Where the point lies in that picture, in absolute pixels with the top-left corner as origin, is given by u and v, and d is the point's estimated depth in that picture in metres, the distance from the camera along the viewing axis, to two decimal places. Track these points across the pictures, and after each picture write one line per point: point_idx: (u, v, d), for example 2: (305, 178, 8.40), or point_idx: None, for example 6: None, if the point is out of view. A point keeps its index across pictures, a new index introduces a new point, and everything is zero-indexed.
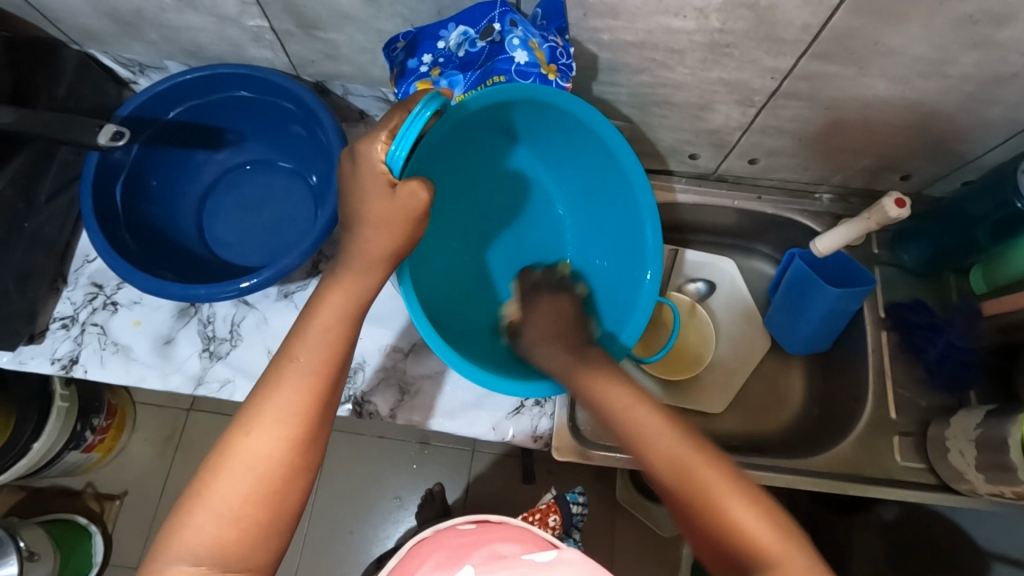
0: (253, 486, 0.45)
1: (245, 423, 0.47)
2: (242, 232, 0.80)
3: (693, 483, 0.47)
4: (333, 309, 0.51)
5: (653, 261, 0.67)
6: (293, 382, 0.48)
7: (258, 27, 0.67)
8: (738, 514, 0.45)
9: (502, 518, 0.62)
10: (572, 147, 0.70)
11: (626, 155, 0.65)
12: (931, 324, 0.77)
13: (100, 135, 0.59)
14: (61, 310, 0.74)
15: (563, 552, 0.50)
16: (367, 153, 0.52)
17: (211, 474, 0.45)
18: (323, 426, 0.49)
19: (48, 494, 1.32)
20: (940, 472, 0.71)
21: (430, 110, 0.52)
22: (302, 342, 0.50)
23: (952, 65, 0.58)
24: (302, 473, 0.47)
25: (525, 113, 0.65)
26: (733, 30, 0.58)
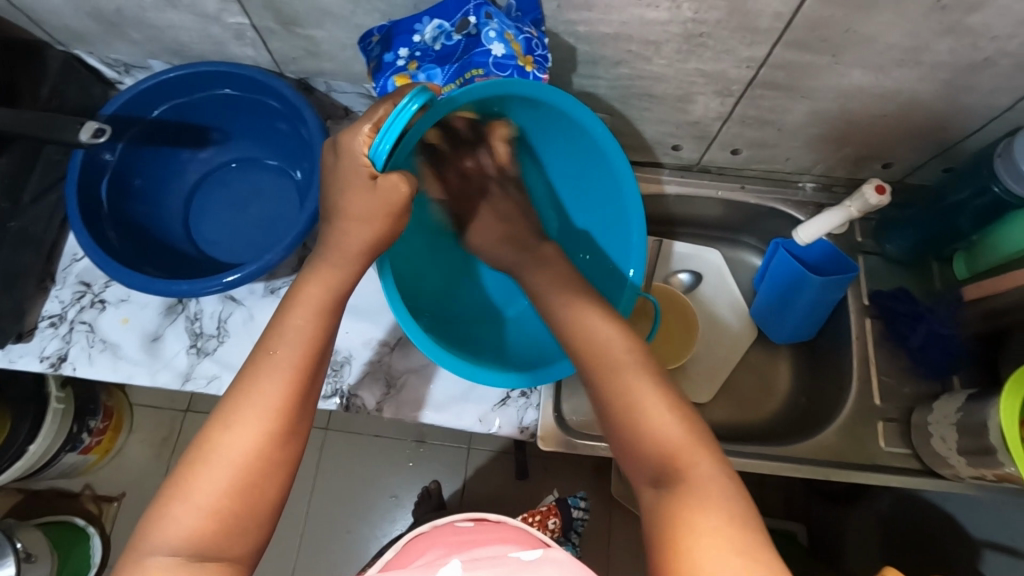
0: (231, 478, 0.45)
1: (224, 415, 0.47)
2: (228, 230, 0.81)
3: (630, 404, 0.48)
4: (310, 303, 0.52)
5: (637, 256, 0.69)
6: (271, 375, 0.49)
7: (238, 24, 0.68)
8: (654, 408, 0.47)
9: (500, 517, 0.62)
10: (562, 144, 0.70)
11: (618, 156, 0.66)
12: (915, 312, 0.77)
13: (82, 132, 0.59)
14: (50, 308, 0.75)
15: (551, 552, 0.48)
16: (350, 144, 0.52)
17: (189, 468, 0.45)
18: (302, 418, 0.49)
19: (46, 496, 1.33)
20: (925, 458, 0.71)
21: (417, 104, 0.51)
22: (280, 335, 0.50)
23: (926, 52, 0.59)
24: (282, 465, 0.47)
25: (514, 109, 0.65)
26: (707, 20, 0.58)
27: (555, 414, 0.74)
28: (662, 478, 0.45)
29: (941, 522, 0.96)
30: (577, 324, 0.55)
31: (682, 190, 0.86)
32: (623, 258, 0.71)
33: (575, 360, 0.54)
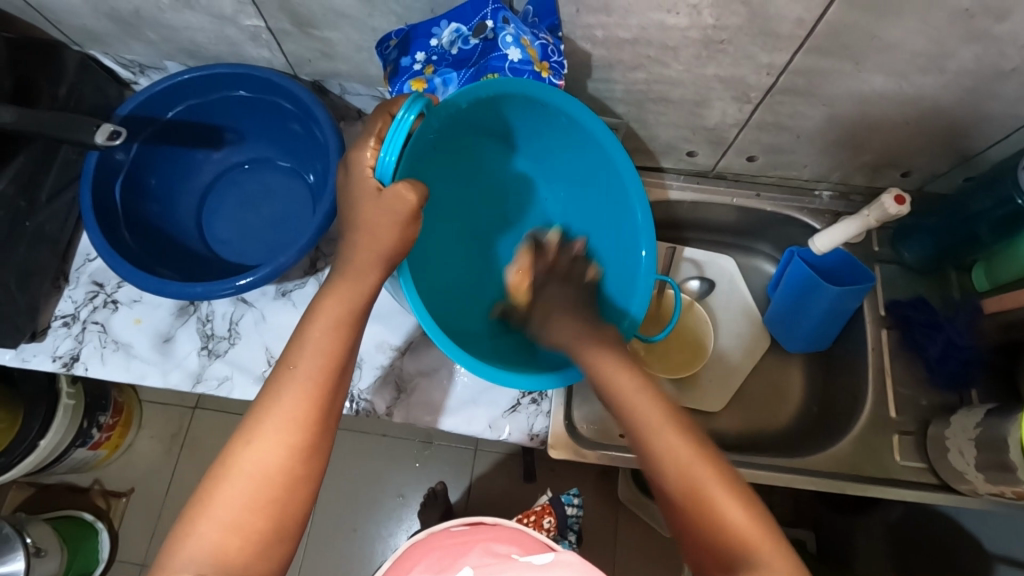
0: (253, 494, 0.45)
1: (247, 432, 0.47)
2: (240, 230, 0.81)
3: (681, 475, 0.48)
4: (330, 316, 0.51)
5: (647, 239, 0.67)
6: (291, 390, 0.48)
7: (254, 26, 0.68)
8: (723, 504, 0.47)
9: (496, 520, 0.62)
10: (564, 143, 0.70)
11: (617, 152, 0.66)
12: (932, 321, 0.75)
13: (98, 134, 0.60)
14: (62, 308, 0.75)
15: (562, 554, 0.48)
16: (358, 159, 0.54)
17: (214, 483, 0.46)
18: (326, 432, 0.49)
19: (56, 490, 1.34)
20: (940, 472, 0.70)
21: (413, 114, 0.53)
22: (300, 350, 0.50)
23: (950, 59, 0.58)
24: (303, 481, 0.47)
25: (513, 109, 0.65)
26: (727, 26, 0.57)
27: (566, 421, 0.74)
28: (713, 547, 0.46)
29: (954, 536, 0.95)
30: (635, 403, 0.52)
31: (696, 197, 0.85)
32: (634, 244, 0.69)
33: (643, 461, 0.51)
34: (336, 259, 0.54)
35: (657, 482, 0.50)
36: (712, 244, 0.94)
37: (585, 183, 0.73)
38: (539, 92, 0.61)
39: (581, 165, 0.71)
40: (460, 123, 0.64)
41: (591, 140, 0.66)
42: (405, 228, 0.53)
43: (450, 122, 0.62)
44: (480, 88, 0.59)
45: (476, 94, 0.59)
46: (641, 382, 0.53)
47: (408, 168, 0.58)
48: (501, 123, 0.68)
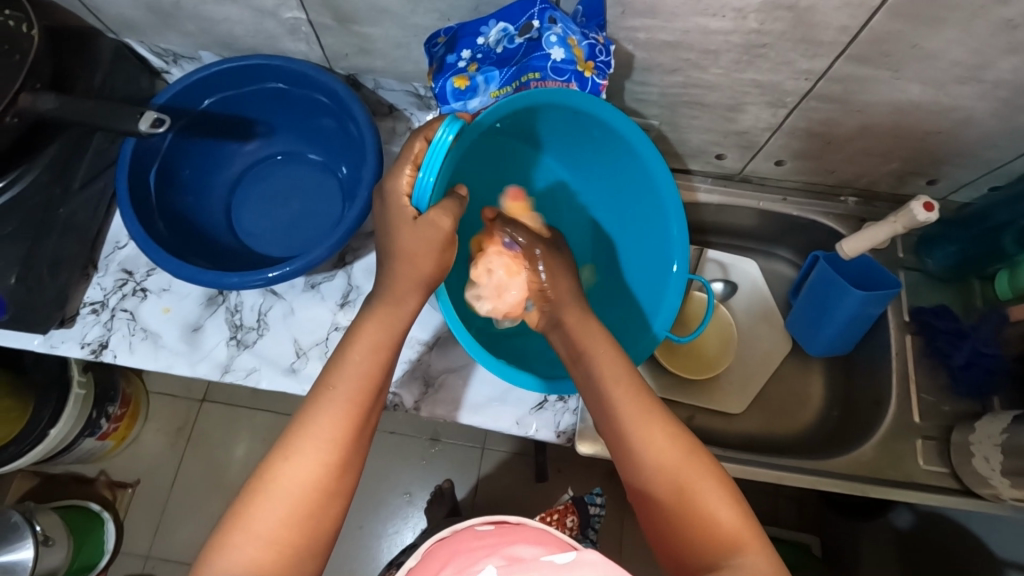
0: (289, 508, 0.45)
1: (287, 447, 0.47)
2: (269, 223, 0.81)
3: (655, 452, 0.49)
4: (368, 339, 0.52)
5: (681, 250, 0.68)
6: (330, 408, 0.49)
7: (294, 19, 0.68)
8: (693, 480, 0.48)
9: (520, 519, 0.58)
10: (599, 150, 0.71)
11: (656, 163, 0.66)
12: (958, 330, 0.76)
13: (141, 122, 0.59)
14: (91, 295, 0.75)
15: (584, 553, 0.43)
16: (393, 187, 0.54)
17: (251, 498, 0.46)
18: (360, 451, 0.50)
19: (61, 480, 1.33)
20: (963, 478, 0.71)
21: (452, 134, 0.53)
22: (340, 370, 0.51)
23: (988, 69, 0.58)
24: (337, 497, 0.48)
25: (546, 113, 0.66)
26: (770, 31, 0.58)
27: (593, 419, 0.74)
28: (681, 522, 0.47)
29: None
30: (606, 382, 0.53)
31: (723, 200, 0.86)
32: (666, 255, 0.70)
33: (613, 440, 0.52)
34: (374, 283, 0.54)
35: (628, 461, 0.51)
36: (733, 248, 0.95)
37: (618, 186, 0.73)
38: (574, 100, 0.61)
39: (613, 170, 0.72)
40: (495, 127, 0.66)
41: (626, 147, 0.67)
42: (443, 253, 0.54)
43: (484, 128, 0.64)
44: (522, 97, 0.60)
45: (510, 104, 0.59)
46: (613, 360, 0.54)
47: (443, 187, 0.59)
48: (536, 126, 0.69)
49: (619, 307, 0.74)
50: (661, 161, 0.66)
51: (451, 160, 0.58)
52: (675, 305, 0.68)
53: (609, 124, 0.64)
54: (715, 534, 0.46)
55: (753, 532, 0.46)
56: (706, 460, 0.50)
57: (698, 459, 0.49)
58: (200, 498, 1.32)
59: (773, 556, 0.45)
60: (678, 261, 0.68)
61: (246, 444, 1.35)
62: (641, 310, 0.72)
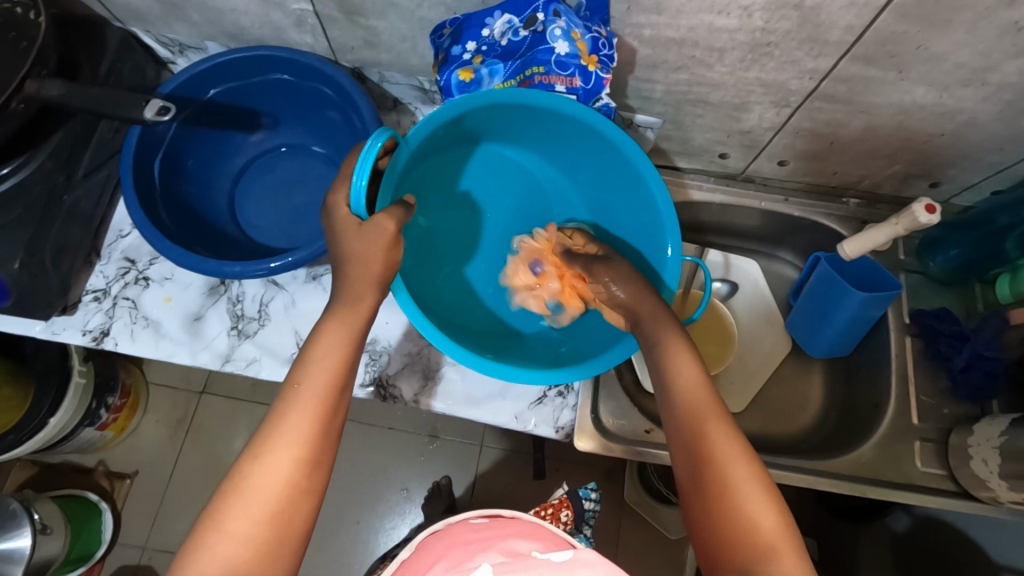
0: (262, 507, 0.46)
1: (256, 447, 0.47)
2: (273, 214, 0.82)
3: (706, 441, 0.51)
4: (333, 337, 0.52)
5: (673, 232, 0.67)
6: (298, 408, 0.49)
7: (301, 11, 0.68)
8: (736, 475, 0.49)
9: (515, 513, 0.58)
10: (570, 143, 0.72)
11: (623, 144, 0.66)
12: (959, 332, 0.75)
13: (146, 109, 0.60)
14: (94, 283, 0.76)
15: (582, 551, 0.44)
16: (331, 203, 0.55)
17: (223, 499, 0.46)
18: (330, 448, 0.50)
19: (59, 470, 1.33)
20: (961, 480, 0.71)
21: (380, 142, 0.56)
22: (305, 367, 0.51)
23: (992, 72, 0.59)
24: (308, 495, 0.48)
25: (498, 113, 0.68)
26: (776, 30, 0.58)
27: (592, 415, 0.74)
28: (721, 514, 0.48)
29: None
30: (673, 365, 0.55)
31: (727, 198, 0.85)
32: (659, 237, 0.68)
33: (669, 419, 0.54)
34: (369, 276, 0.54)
35: (680, 442, 0.52)
36: (735, 249, 0.95)
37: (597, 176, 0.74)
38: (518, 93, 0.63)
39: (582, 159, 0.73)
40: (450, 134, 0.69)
41: (587, 135, 0.68)
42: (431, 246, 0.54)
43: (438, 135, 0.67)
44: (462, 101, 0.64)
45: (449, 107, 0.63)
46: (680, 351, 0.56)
47: (382, 197, 0.60)
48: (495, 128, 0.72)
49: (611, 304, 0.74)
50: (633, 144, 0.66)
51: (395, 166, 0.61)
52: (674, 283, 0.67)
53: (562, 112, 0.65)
54: (754, 533, 0.46)
55: (791, 540, 0.46)
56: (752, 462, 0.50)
57: (746, 460, 0.50)
58: (198, 491, 1.32)
59: (806, 563, 0.46)
60: (671, 245, 0.67)
61: (245, 438, 1.35)
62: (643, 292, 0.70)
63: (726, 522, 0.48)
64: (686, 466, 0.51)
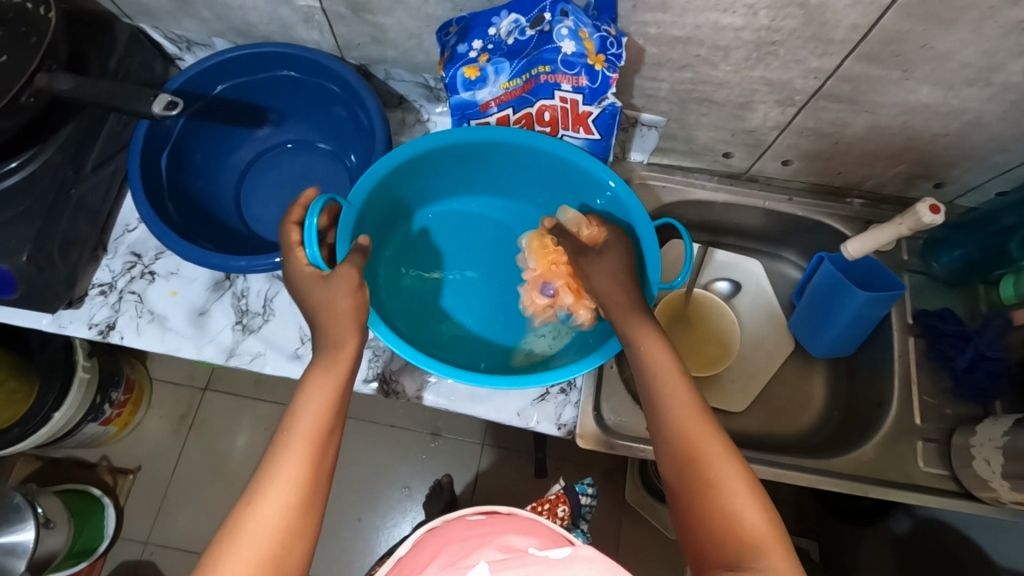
0: (257, 554, 0.45)
1: (249, 494, 0.47)
2: (277, 209, 0.82)
3: (688, 440, 0.51)
4: (321, 382, 0.53)
5: (635, 204, 0.67)
6: (289, 453, 0.49)
7: (308, 7, 0.69)
8: (721, 474, 0.49)
9: (511, 510, 0.58)
10: (517, 165, 0.74)
11: (557, 146, 0.68)
12: (964, 333, 0.75)
13: (154, 104, 0.60)
14: (100, 277, 0.76)
15: (580, 548, 0.44)
16: (291, 270, 0.58)
17: (218, 546, 0.45)
18: (322, 493, 0.50)
19: (62, 464, 1.33)
20: (963, 481, 0.71)
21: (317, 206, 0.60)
22: (296, 412, 0.51)
23: (997, 71, 0.59)
24: (302, 539, 0.47)
25: (431, 159, 0.72)
26: (782, 29, 0.58)
27: (594, 412, 0.74)
28: (707, 513, 0.49)
29: None
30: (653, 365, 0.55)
31: (732, 198, 0.85)
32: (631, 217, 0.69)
33: (653, 420, 0.54)
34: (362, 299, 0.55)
35: (664, 442, 0.53)
36: (738, 249, 0.95)
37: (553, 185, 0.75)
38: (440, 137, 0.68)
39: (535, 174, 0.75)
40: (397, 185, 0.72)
41: (525, 149, 0.70)
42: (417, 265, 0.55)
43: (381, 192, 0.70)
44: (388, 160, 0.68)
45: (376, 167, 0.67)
46: (662, 351, 0.56)
47: (339, 246, 0.64)
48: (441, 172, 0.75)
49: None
50: (576, 149, 0.68)
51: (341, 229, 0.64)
52: (658, 256, 0.66)
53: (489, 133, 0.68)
54: (741, 531, 0.47)
55: (778, 537, 0.47)
56: (737, 459, 0.50)
57: (730, 457, 0.50)
58: (200, 487, 1.32)
59: (794, 560, 0.46)
60: (640, 217, 0.67)
61: (247, 434, 1.36)
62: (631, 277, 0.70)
63: (712, 521, 0.48)
64: (671, 467, 0.52)
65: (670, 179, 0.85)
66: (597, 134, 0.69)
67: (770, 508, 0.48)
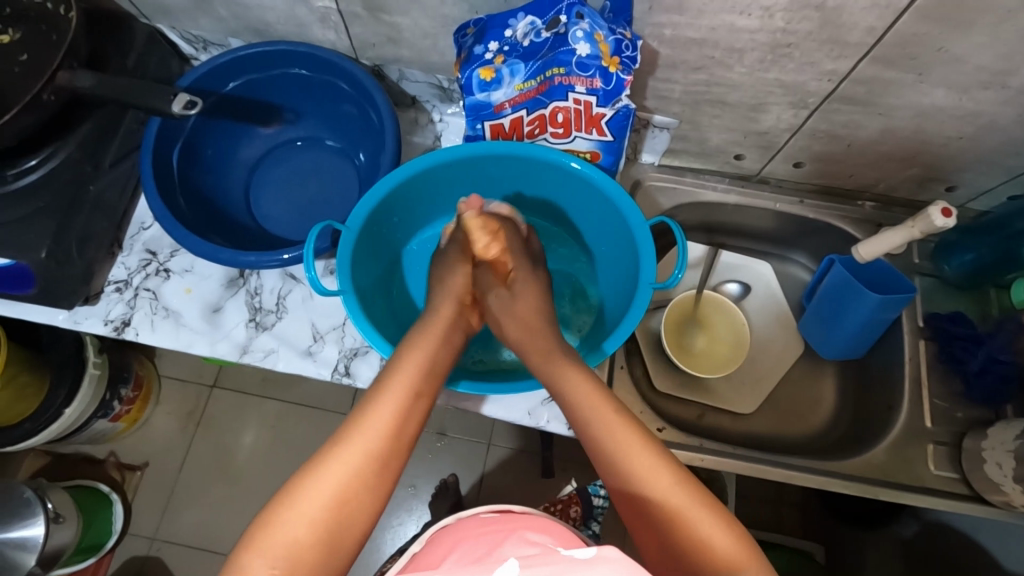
0: (339, 487, 0.46)
1: (340, 431, 0.50)
2: (287, 206, 0.83)
3: (632, 475, 0.49)
4: (425, 348, 0.59)
5: (621, 194, 0.68)
6: (385, 400, 0.52)
7: (325, 8, 0.70)
8: (677, 505, 0.46)
9: (525, 508, 0.57)
10: (509, 177, 0.75)
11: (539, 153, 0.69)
12: (974, 336, 0.75)
13: (174, 103, 0.61)
14: (116, 274, 0.77)
15: (603, 549, 0.39)
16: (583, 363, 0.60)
17: (304, 474, 0.46)
18: (407, 445, 0.51)
19: (72, 459, 1.35)
20: (974, 484, 0.71)
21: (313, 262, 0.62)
22: (395, 369, 0.56)
23: (1012, 74, 0.59)
24: (383, 478, 0.48)
25: (418, 186, 0.73)
26: (796, 31, 0.59)
27: None
28: (675, 548, 0.45)
29: None
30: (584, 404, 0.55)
31: (743, 200, 0.85)
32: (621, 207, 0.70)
33: (598, 460, 0.52)
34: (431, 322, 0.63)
35: (614, 479, 0.50)
36: (747, 251, 0.95)
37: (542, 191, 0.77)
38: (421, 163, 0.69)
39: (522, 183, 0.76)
40: (389, 215, 0.74)
41: (509, 160, 0.72)
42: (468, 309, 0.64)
43: (374, 226, 0.72)
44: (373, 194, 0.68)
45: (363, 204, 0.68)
46: (600, 395, 0.55)
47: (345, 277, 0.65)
48: (431, 197, 0.77)
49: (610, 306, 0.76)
50: (566, 154, 0.69)
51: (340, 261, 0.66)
52: (650, 241, 0.67)
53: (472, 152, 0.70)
54: (711, 560, 0.43)
55: (749, 557, 0.44)
56: (693, 483, 0.48)
57: (683, 481, 0.48)
58: (207, 483, 1.33)
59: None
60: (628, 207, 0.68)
61: (255, 431, 1.36)
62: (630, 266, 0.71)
63: (681, 555, 0.45)
64: (628, 507, 0.49)
65: (681, 181, 0.85)
66: (610, 136, 0.69)
67: (738, 529, 0.45)
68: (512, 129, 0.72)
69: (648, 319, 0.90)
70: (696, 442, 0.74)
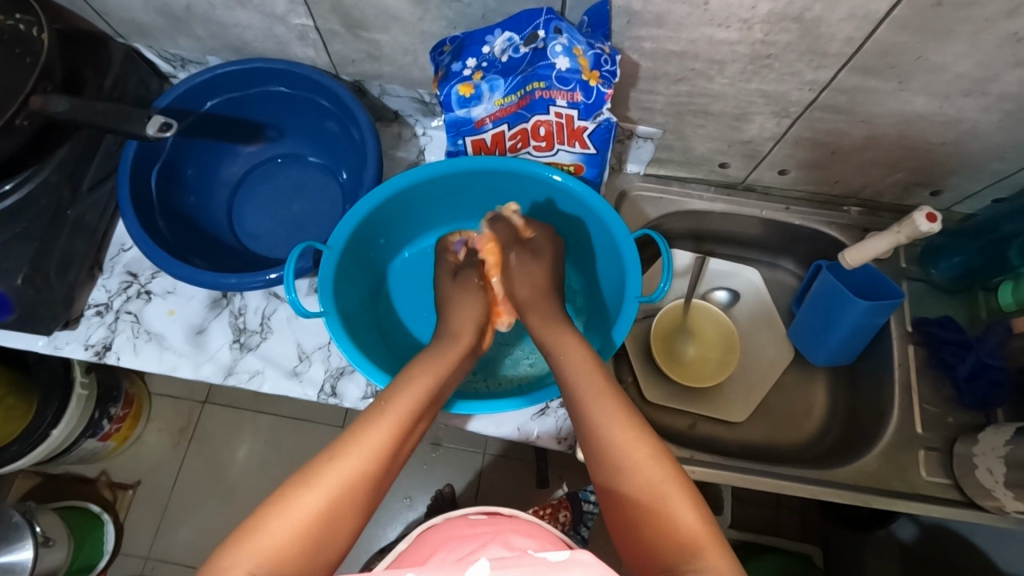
0: (324, 493, 0.45)
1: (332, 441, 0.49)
2: (270, 224, 0.82)
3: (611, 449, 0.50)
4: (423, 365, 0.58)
5: (606, 208, 0.67)
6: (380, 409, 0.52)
7: (303, 25, 0.69)
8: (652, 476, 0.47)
9: (513, 511, 0.55)
10: (495, 192, 0.75)
11: (522, 167, 0.69)
12: (963, 341, 0.75)
13: (150, 126, 0.60)
14: (96, 297, 0.76)
15: (576, 551, 0.38)
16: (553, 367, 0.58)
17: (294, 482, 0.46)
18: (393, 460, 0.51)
19: (62, 480, 1.33)
20: (966, 490, 0.70)
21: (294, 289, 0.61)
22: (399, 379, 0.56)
23: (992, 82, 0.59)
24: (360, 500, 0.47)
25: (401, 203, 0.72)
26: (776, 42, 0.58)
27: None
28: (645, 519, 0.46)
29: None
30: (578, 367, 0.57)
31: (730, 207, 0.85)
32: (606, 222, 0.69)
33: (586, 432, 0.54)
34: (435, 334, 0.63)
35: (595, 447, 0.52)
36: (737, 258, 0.95)
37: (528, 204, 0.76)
38: (406, 180, 0.69)
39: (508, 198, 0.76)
40: (373, 234, 0.73)
41: (492, 174, 0.71)
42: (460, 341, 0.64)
43: (358, 245, 0.71)
44: (355, 213, 0.67)
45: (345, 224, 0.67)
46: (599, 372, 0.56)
47: (325, 296, 0.64)
48: (416, 213, 0.76)
49: (597, 318, 0.76)
50: (549, 168, 0.68)
51: (322, 282, 0.65)
52: (635, 256, 0.66)
53: (457, 167, 0.69)
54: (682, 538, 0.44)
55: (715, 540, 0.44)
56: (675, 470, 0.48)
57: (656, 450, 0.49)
58: (199, 500, 1.31)
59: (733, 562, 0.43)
60: (611, 220, 0.67)
61: (248, 446, 1.35)
62: (617, 279, 0.70)
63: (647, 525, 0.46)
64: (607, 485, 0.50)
65: (668, 190, 0.84)
66: (592, 148, 0.69)
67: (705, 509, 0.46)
68: (494, 144, 0.71)
69: (638, 329, 0.89)
70: (688, 455, 0.74)
